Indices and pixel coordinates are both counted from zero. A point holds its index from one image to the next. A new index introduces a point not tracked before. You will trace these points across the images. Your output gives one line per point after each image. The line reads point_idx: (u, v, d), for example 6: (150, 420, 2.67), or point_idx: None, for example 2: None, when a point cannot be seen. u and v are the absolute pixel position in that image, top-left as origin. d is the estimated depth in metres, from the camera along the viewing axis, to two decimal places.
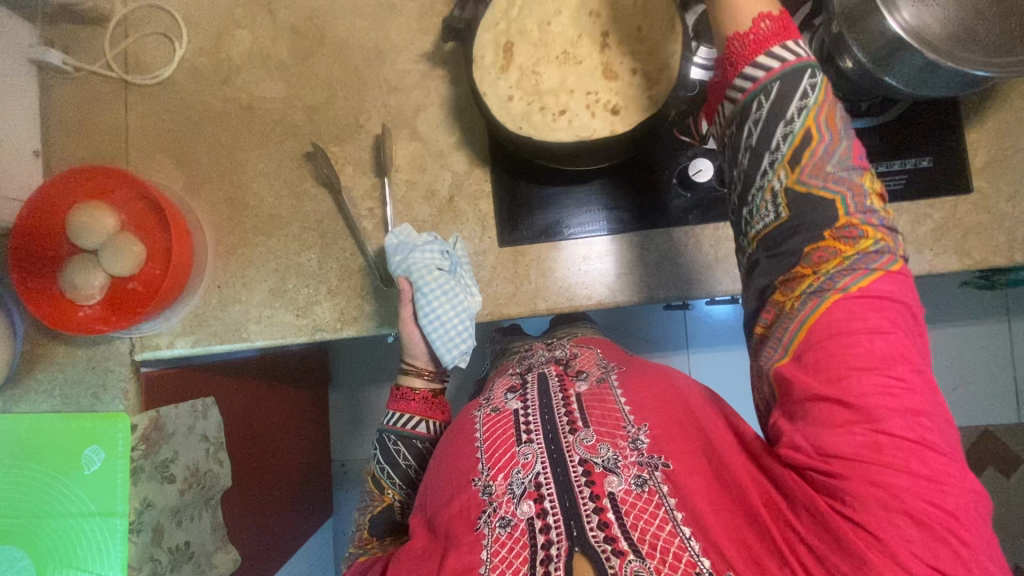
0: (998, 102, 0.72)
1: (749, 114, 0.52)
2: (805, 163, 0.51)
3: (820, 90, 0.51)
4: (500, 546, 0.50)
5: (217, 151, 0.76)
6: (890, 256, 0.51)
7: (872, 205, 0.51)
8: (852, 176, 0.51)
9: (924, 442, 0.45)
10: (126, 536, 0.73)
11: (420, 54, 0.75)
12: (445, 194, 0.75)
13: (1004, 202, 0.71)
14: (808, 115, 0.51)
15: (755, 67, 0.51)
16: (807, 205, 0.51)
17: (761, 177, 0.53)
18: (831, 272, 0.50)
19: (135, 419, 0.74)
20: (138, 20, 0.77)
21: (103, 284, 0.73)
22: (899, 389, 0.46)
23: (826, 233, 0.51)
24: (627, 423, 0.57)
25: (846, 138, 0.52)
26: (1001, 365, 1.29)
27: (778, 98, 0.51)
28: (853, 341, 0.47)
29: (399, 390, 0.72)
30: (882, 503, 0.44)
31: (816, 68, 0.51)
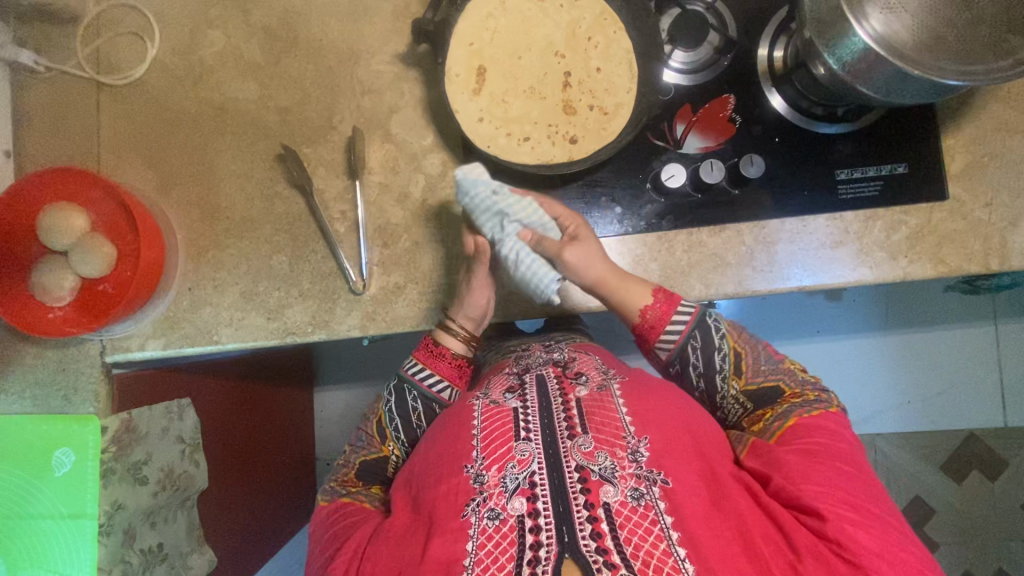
0: (975, 108, 0.72)
1: (687, 355, 0.66)
2: (746, 371, 0.65)
3: (725, 323, 0.67)
4: (486, 539, 0.50)
5: (190, 152, 0.75)
6: (829, 402, 0.62)
7: (803, 376, 0.66)
8: (778, 368, 0.66)
9: (887, 509, 0.53)
10: (95, 538, 0.73)
11: (394, 56, 0.75)
12: (418, 197, 0.74)
13: (980, 210, 0.71)
14: (727, 339, 0.66)
15: (672, 326, 0.66)
16: (763, 396, 0.64)
17: (722, 390, 0.66)
18: (790, 405, 0.62)
19: (107, 421, 0.74)
20: (111, 19, 0.76)
21: (74, 285, 0.72)
22: (854, 468, 0.56)
23: (781, 399, 0.63)
24: (627, 433, 0.56)
25: (761, 344, 0.68)
26: (987, 368, 1.29)
27: (703, 340, 0.66)
28: (814, 435, 0.57)
29: (435, 347, 0.71)
30: (872, 549, 0.50)
31: (708, 310, 0.67)
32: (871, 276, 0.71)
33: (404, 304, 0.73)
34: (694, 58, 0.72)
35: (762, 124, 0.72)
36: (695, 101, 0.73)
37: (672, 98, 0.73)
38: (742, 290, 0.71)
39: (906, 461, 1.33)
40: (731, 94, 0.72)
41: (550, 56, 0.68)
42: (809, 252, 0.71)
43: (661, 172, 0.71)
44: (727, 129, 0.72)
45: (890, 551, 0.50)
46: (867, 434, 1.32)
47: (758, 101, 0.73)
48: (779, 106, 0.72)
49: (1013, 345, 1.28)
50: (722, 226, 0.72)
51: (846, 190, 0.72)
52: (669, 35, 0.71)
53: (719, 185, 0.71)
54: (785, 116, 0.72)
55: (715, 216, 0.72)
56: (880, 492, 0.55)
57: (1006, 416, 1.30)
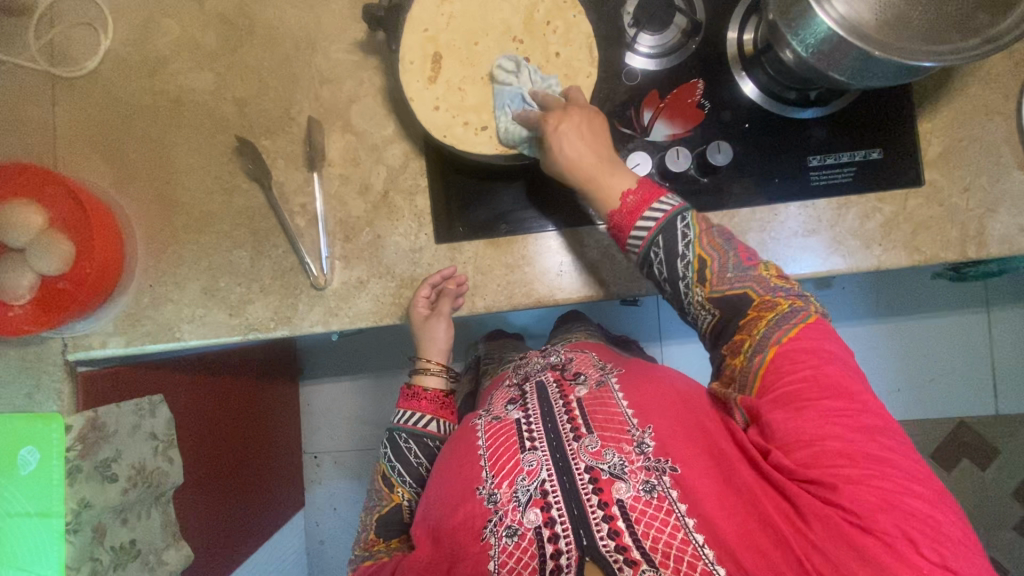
0: (954, 90, 0.69)
1: (651, 260, 0.58)
2: (711, 279, 0.56)
3: (694, 226, 0.58)
4: (509, 555, 0.54)
5: (147, 146, 0.74)
6: (805, 310, 0.55)
7: (775, 283, 0.57)
8: (748, 275, 0.57)
9: (888, 449, 0.49)
10: (63, 536, 0.73)
11: (353, 44, 0.72)
12: (380, 189, 0.72)
13: (957, 195, 0.68)
14: (695, 246, 0.57)
15: (644, 222, 0.58)
16: (729, 307, 0.56)
17: (686, 297, 0.58)
18: (763, 333, 0.54)
19: (71, 420, 0.73)
20: (63, 10, 0.74)
21: (32, 284, 0.70)
22: (852, 408, 0.50)
23: (749, 310, 0.55)
24: (631, 427, 0.58)
25: (732, 246, 0.58)
26: (979, 355, 1.27)
27: (668, 244, 0.57)
28: (800, 380, 0.51)
29: (411, 390, 0.77)
30: (879, 506, 0.46)
31: (685, 211, 0.58)
32: (843, 265, 0.69)
33: (366, 298, 0.72)
34: (660, 42, 0.70)
35: (732, 109, 0.70)
36: (661, 86, 0.70)
37: (639, 84, 0.71)
38: None
39: None
40: (701, 79, 0.70)
41: (507, 41, 0.66)
42: (780, 241, 0.69)
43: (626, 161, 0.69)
44: (696, 115, 0.70)
45: (902, 504, 0.46)
46: None
47: (726, 85, 0.70)
48: (750, 92, 0.70)
49: (1003, 331, 1.26)
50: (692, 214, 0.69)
51: (819, 177, 0.70)
52: (635, 19, 0.69)
53: (686, 174, 0.69)
54: (756, 101, 0.70)
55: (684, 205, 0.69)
56: (880, 430, 0.49)
57: (998, 404, 1.28)
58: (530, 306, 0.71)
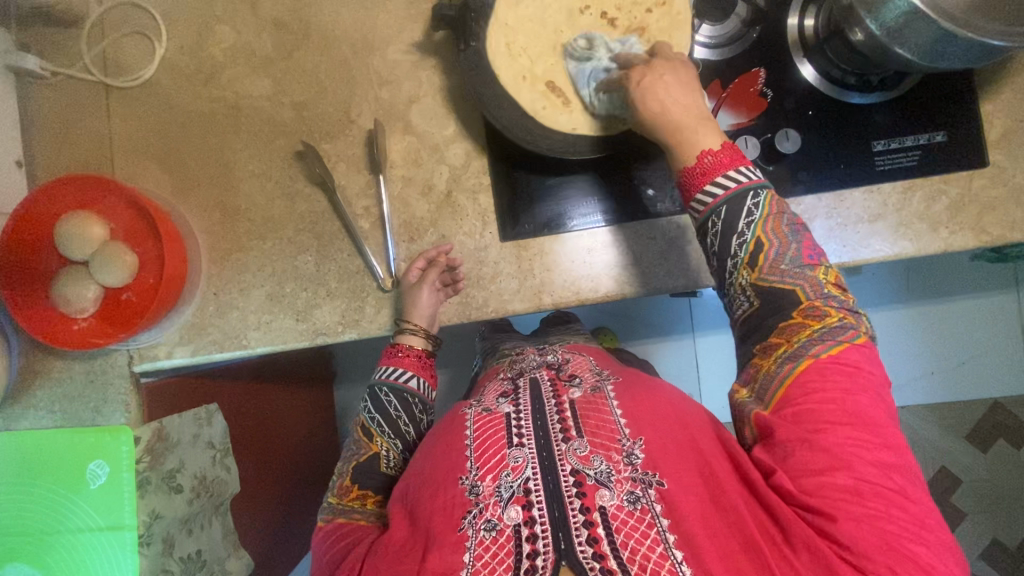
0: (1014, 71, 0.69)
1: (707, 229, 0.57)
2: (762, 265, 0.54)
3: (763, 206, 0.55)
4: (483, 549, 0.49)
5: (206, 153, 0.73)
6: (855, 329, 0.52)
7: (831, 292, 0.54)
8: (804, 272, 0.54)
9: (899, 489, 0.47)
10: (135, 549, 0.72)
11: (411, 44, 0.72)
12: (443, 189, 0.72)
13: (1021, 175, 0.68)
14: (757, 227, 0.55)
15: (706, 193, 0.56)
16: (773, 302, 0.54)
17: (730, 278, 0.57)
18: (805, 340, 0.52)
19: (139, 432, 0.72)
20: (115, 19, 0.73)
21: (97, 296, 0.69)
22: (871, 442, 0.47)
23: (794, 312, 0.53)
24: (622, 436, 0.54)
25: (797, 238, 0.55)
26: (1013, 336, 1.24)
27: (728, 216, 0.55)
28: (826, 398, 0.48)
29: (394, 346, 0.70)
30: (874, 544, 0.45)
31: (762, 187, 0.56)
32: (911, 250, 0.69)
33: None
34: (720, 32, 0.70)
35: (794, 97, 0.70)
36: (723, 76, 0.71)
37: (702, 74, 0.70)
38: None
39: (931, 432, 1.29)
40: (762, 68, 0.70)
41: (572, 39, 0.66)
42: (847, 227, 0.69)
43: None
44: (759, 104, 0.70)
45: (900, 545, 0.45)
46: None
47: (788, 72, 0.70)
48: (809, 76, 0.70)
49: None
50: None
51: (883, 161, 0.70)
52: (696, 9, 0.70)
53: (751, 163, 0.69)
54: (816, 86, 0.70)
55: None
56: (894, 468, 0.47)
57: None
58: (598, 301, 0.71)
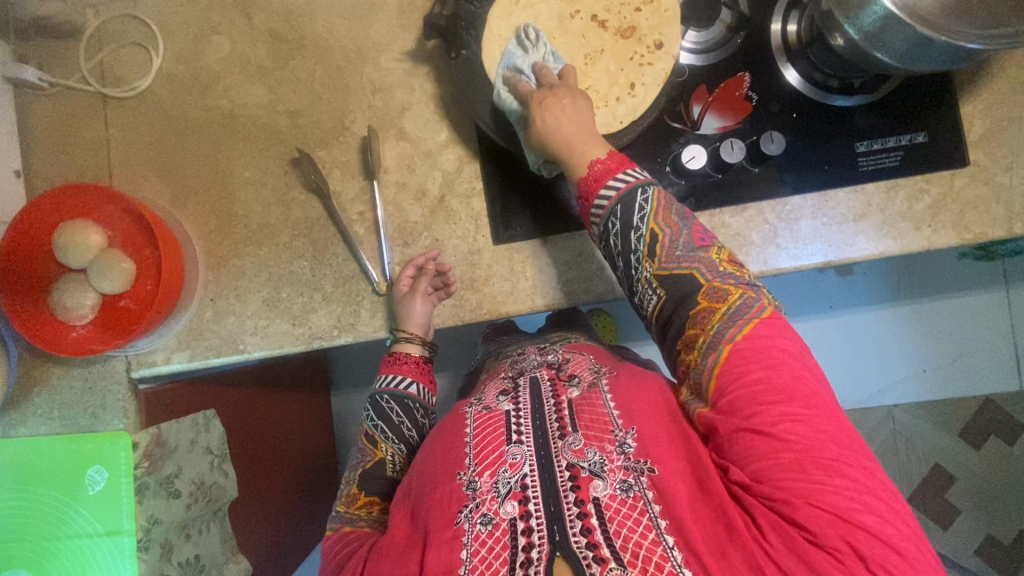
0: (992, 72, 0.71)
1: (609, 232, 0.59)
2: (660, 255, 0.56)
3: (653, 202, 0.57)
4: (480, 545, 0.49)
5: (202, 161, 0.74)
6: (758, 302, 0.55)
7: (725, 270, 0.56)
8: (698, 255, 0.57)
9: (841, 458, 0.48)
10: (134, 554, 0.73)
11: (403, 53, 0.74)
12: (436, 194, 0.73)
13: (1001, 173, 0.70)
14: (650, 221, 0.57)
15: (601, 198, 0.58)
16: (676, 288, 0.56)
17: (636, 274, 0.59)
18: (716, 326, 0.54)
19: (138, 437, 0.73)
20: (113, 30, 0.75)
21: (95, 303, 0.70)
22: (807, 415, 0.49)
23: (698, 297, 0.55)
24: (615, 427, 0.54)
25: (687, 226, 0.58)
26: (1002, 332, 1.25)
27: (625, 216, 0.57)
28: (751, 377, 0.51)
29: (393, 355, 0.72)
30: (829, 518, 0.45)
31: (648, 184, 0.58)
32: (895, 247, 0.70)
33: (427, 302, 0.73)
34: (705, 38, 0.72)
35: (779, 100, 0.72)
36: (709, 81, 0.72)
37: (687, 80, 0.73)
38: (768, 267, 0.70)
39: (925, 429, 1.30)
40: (746, 72, 0.72)
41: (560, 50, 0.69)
42: (832, 227, 0.71)
43: (681, 154, 0.70)
44: (744, 107, 0.72)
45: (853, 516, 0.45)
46: (885, 406, 1.29)
47: (773, 76, 0.72)
48: (793, 80, 0.72)
49: None
50: (744, 205, 0.70)
51: (866, 162, 0.71)
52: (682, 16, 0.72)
53: (738, 164, 0.71)
54: (799, 90, 0.72)
55: (737, 196, 0.71)
56: (832, 437, 0.48)
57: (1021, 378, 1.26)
58: (591, 302, 0.72)
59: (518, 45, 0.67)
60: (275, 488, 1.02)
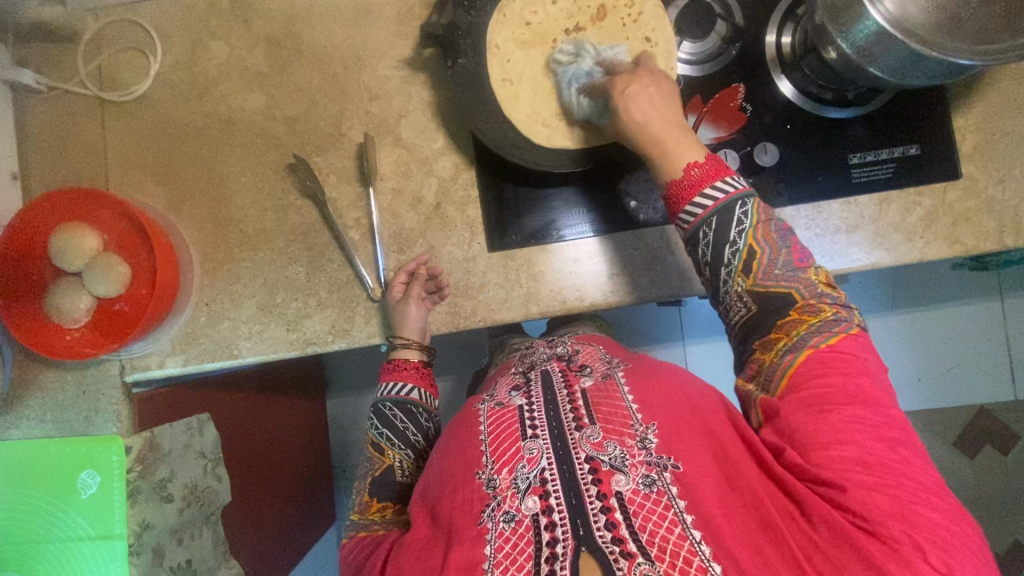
0: (985, 86, 0.71)
1: (698, 240, 0.57)
2: (757, 272, 0.56)
3: (753, 214, 0.56)
4: (504, 541, 0.49)
5: (199, 166, 0.75)
6: (848, 320, 0.55)
7: (821, 290, 0.56)
8: (796, 274, 0.56)
9: (904, 460, 0.48)
10: (126, 558, 0.73)
11: (400, 60, 0.74)
12: (432, 201, 0.74)
13: (993, 187, 0.70)
14: (747, 235, 0.56)
15: (693, 205, 0.57)
16: (768, 299, 0.56)
17: (725, 285, 0.58)
18: (803, 333, 0.54)
19: (130, 441, 0.73)
20: (111, 35, 0.75)
21: (91, 306, 0.70)
22: (876, 420, 0.49)
23: (790, 310, 0.55)
24: (635, 421, 0.54)
25: (785, 243, 0.57)
26: (996, 342, 1.26)
27: (720, 227, 0.56)
28: (833, 383, 0.51)
29: (392, 362, 0.71)
30: (889, 513, 0.45)
31: (747, 196, 0.57)
32: (888, 259, 0.71)
33: None
34: (701, 49, 0.72)
35: (773, 111, 0.72)
36: (704, 92, 0.73)
37: (683, 89, 0.73)
38: None
39: (919, 438, 1.30)
40: (741, 83, 0.73)
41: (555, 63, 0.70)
42: (825, 237, 0.71)
43: None
44: (738, 118, 0.72)
45: (912, 513, 0.45)
46: None
47: (767, 88, 0.73)
48: (788, 92, 0.72)
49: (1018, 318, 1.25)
50: None
51: (860, 174, 0.72)
52: (677, 27, 0.72)
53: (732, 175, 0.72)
54: (794, 101, 0.72)
55: None
56: (897, 440, 0.49)
57: (1015, 388, 1.27)
58: (586, 309, 0.72)
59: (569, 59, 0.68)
60: (267, 492, 1.01)
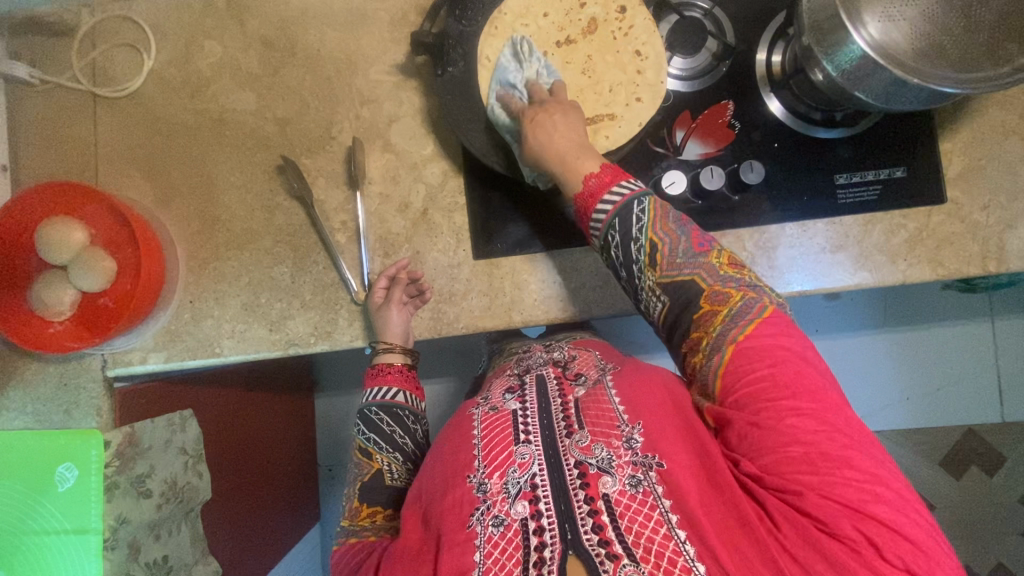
0: (973, 112, 0.72)
1: (610, 245, 0.58)
2: (662, 263, 0.56)
3: (649, 211, 0.57)
4: (493, 546, 0.49)
5: (188, 164, 0.75)
6: (759, 302, 0.55)
7: (728, 274, 0.56)
8: (700, 261, 0.56)
9: (851, 451, 0.48)
10: (99, 554, 0.72)
11: (393, 65, 0.74)
12: (419, 207, 0.74)
13: (978, 212, 0.71)
14: (649, 231, 0.57)
15: (596, 212, 0.58)
16: (682, 295, 0.56)
17: (640, 283, 0.58)
18: (719, 328, 0.54)
19: (110, 436, 0.73)
20: (107, 31, 0.75)
21: (74, 300, 0.71)
22: (809, 411, 0.49)
23: (701, 301, 0.55)
24: (621, 422, 0.55)
25: (684, 231, 0.57)
26: (985, 364, 1.26)
27: (624, 229, 0.57)
28: (751, 378, 0.51)
29: (376, 367, 0.71)
30: (841, 510, 0.45)
31: (643, 194, 0.58)
32: (871, 280, 0.71)
33: None
34: (691, 64, 0.73)
35: (762, 129, 0.73)
36: (693, 107, 0.73)
37: (672, 105, 0.73)
38: None
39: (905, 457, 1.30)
40: (731, 101, 0.73)
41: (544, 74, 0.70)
42: (809, 256, 0.71)
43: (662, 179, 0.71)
44: (726, 135, 0.73)
45: (867, 509, 0.45)
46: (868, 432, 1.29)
47: (757, 105, 0.73)
48: (776, 110, 0.73)
49: (1007, 342, 1.25)
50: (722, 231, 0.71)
51: (845, 194, 0.72)
52: (668, 42, 0.73)
53: (719, 192, 0.71)
54: (782, 120, 0.73)
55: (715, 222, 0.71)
56: (841, 430, 0.49)
57: (1003, 411, 1.27)
58: (569, 319, 0.73)
59: (513, 56, 0.68)
60: (252, 496, 1.03)
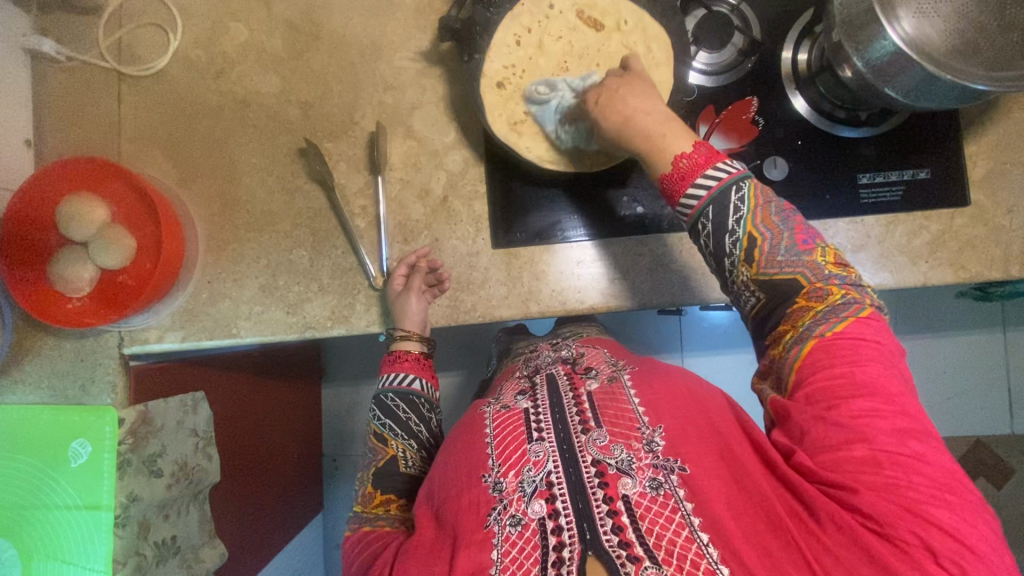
0: (999, 115, 0.71)
1: (698, 232, 0.55)
2: (759, 259, 0.52)
3: (748, 200, 0.53)
4: (510, 546, 0.49)
5: (210, 145, 0.75)
6: (860, 302, 0.51)
7: (831, 271, 0.52)
8: (801, 257, 0.52)
9: (919, 456, 0.45)
10: (110, 530, 0.72)
11: (417, 53, 0.75)
12: (439, 194, 0.74)
13: (1001, 216, 0.70)
14: (747, 222, 0.53)
15: (689, 197, 0.55)
16: (775, 289, 0.52)
17: (730, 275, 0.55)
18: (808, 323, 0.51)
19: (124, 413, 0.73)
20: (134, 11, 0.76)
21: (92, 276, 0.70)
22: (888, 412, 0.46)
23: (798, 296, 0.52)
24: (641, 424, 0.54)
25: (789, 226, 0.53)
26: (996, 375, 1.25)
27: (716, 216, 0.53)
28: (841, 377, 0.48)
29: (392, 353, 0.71)
30: (900, 513, 0.43)
31: (744, 179, 0.54)
32: (891, 281, 0.70)
33: None
34: (715, 59, 0.73)
35: (785, 126, 0.73)
36: (717, 103, 0.73)
37: (696, 99, 0.73)
38: None
39: None
40: (754, 97, 0.73)
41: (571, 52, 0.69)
42: None
43: None
44: (750, 131, 0.72)
45: (927, 513, 0.43)
46: None
47: (781, 103, 0.73)
48: (801, 108, 0.73)
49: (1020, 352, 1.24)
50: None
51: (868, 194, 0.72)
52: (694, 36, 0.72)
53: None
54: (807, 118, 0.73)
55: None
56: (912, 433, 0.45)
57: (1013, 423, 1.26)
58: (585, 312, 0.72)
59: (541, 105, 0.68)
60: (258, 485, 1.03)
